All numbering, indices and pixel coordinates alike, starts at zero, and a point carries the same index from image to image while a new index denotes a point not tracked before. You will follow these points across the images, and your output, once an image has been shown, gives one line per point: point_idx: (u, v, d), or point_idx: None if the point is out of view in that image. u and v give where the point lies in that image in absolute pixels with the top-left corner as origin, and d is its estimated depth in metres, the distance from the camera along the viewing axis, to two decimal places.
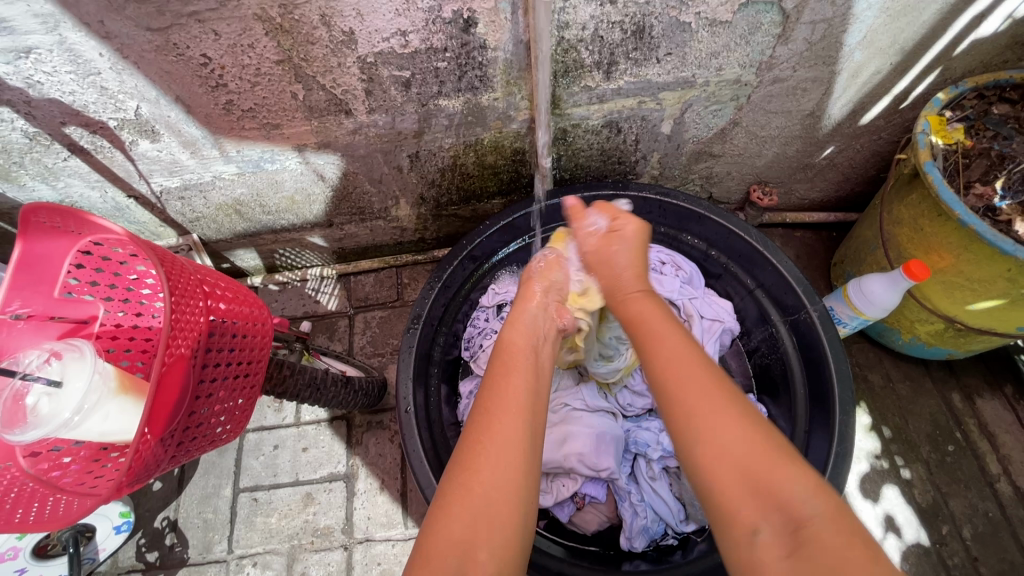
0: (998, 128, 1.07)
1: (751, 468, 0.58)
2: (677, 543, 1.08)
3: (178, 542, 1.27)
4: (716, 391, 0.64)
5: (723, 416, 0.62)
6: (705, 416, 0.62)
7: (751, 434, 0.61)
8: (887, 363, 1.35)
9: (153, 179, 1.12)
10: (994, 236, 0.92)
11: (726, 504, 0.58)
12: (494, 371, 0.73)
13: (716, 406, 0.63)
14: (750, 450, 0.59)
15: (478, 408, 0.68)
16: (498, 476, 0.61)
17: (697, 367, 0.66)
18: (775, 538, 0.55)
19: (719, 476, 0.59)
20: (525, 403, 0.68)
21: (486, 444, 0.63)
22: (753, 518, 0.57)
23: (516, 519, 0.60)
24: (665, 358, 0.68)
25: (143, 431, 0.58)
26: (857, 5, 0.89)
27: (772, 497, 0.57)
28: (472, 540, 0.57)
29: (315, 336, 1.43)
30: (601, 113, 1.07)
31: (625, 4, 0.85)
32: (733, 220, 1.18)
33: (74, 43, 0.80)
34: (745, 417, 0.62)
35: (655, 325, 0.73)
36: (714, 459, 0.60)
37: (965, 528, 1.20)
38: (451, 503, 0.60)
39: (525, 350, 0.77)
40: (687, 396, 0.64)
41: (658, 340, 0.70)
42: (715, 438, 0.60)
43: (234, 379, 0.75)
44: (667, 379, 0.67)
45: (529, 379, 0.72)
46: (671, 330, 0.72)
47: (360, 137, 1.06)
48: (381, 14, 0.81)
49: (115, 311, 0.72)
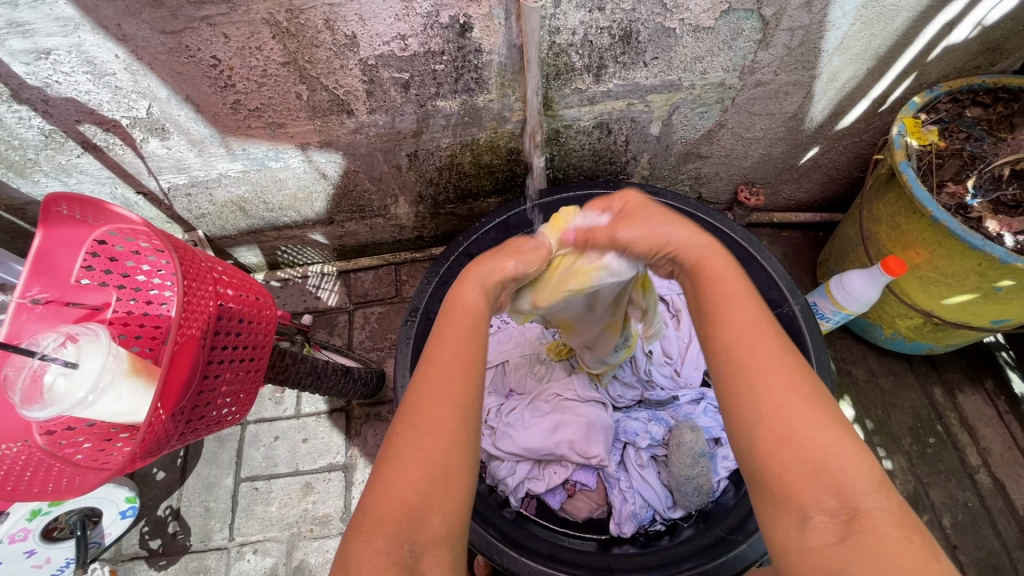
0: (971, 130, 1.12)
1: (815, 456, 0.54)
2: (665, 529, 1.12)
3: (180, 530, 1.31)
4: (788, 374, 0.57)
5: (795, 403, 0.56)
6: (772, 399, 0.56)
7: (820, 422, 0.55)
8: (871, 358, 1.39)
9: (162, 176, 1.16)
10: (964, 232, 0.96)
11: (781, 489, 0.54)
12: (440, 328, 0.68)
13: (786, 390, 0.56)
14: (820, 438, 0.54)
15: (426, 370, 0.63)
16: (448, 438, 0.59)
17: (767, 342, 0.59)
18: (829, 523, 0.52)
19: (775, 462, 0.55)
20: (476, 364, 0.64)
21: (438, 409, 0.60)
22: (806, 501, 0.53)
23: (464, 483, 0.59)
24: (734, 337, 0.60)
25: (156, 406, 0.62)
26: (832, 13, 0.94)
27: (833, 485, 0.53)
28: (422, 503, 0.56)
29: (315, 330, 1.47)
30: (592, 114, 1.12)
31: (613, 10, 0.90)
32: (719, 219, 1.23)
33: (92, 45, 0.85)
34: (818, 403, 0.56)
35: (726, 286, 0.64)
36: (776, 449, 0.55)
37: (945, 517, 1.23)
38: (398, 467, 0.58)
39: (475, 312, 0.70)
40: (753, 379, 0.57)
41: (723, 315, 0.61)
42: (782, 424, 0.55)
43: (240, 363, 0.79)
44: (730, 359, 0.59)
45: (481, 336, 0.67)
46: (743, 302, 0.62)
47: (361, 136, 1.11)
48: (381, 19, 0.86)
49: (127, 299, 0.76)
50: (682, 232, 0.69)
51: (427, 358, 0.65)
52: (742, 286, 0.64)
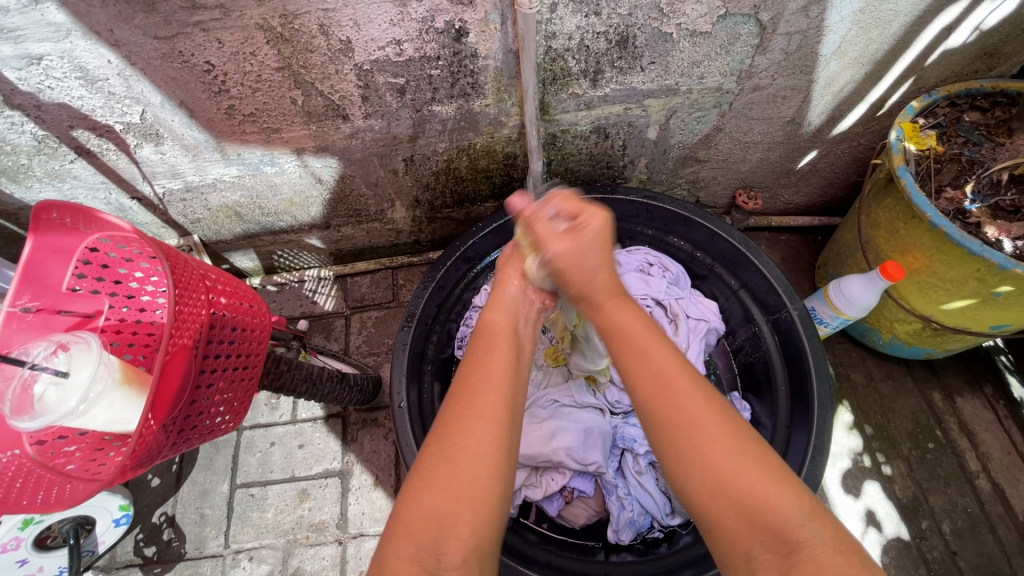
0: (969, 134, 1.12)
1: (745, 495, 0.57)
2: (663, 536, 1.11)
3: (175, 537, 1.30)
4: (709, 413, 0.62)
5: (721, 444, 0.59)
6: (699, 443, 0.60)
7: (746, 459, 0.58)
8: (870, 362, 1.39)
9: (156, 182, 1.15)
10: (963, 237, 0.96)
11: (724, 531, 0.57)
12: (476, 351, 0.71)
13: (711, 432, 0.60)
14: (746, 477, 0.57)
15: (459, 390, 0.66)
16: (478, 452, 0.60)
17: (685, 387, 0.64)
18: (770, 557, 0.55)
19: (714, 505, 0.58)
20: (507, 385, 0.66)
21: (471, 423, 0.62)
22: (747, 541, 0.56)
23: (497, 494, 0.59)
24: (657, 387, 0.65)
25: (147, 416, 0.61)
26: (829, 18, 0.94)
27: (766, 523, 0.56)
28: (452, 517, 0.57)
29: (312, 335, 1.46)
30: (589, 119, 1.11)
31: (610, 15, 0.89)
32: (718, 223, 1.22)
33: (84, 50, 0.84)
34: (739, 440, 0.60)
35: (642, 340, 0.69)
36: (710, 495, 0.58)
37: (945, 523, 1.23)
38: (431, 478, 0.59)
39: (506, 331, 0.75)
40: (679, 421, 0.62)
41: (646, 361, 0.67)
42: (710, 467, 0.58)
43: (233, 370, 0.78)
44: (656, 405, 0.64)
45: (513, 361, 0.70)
46: (656, 348, 0.68)
47: (357, 141, 1.10)
48: (377, 24, 0.86)
49: (119, 306, 0.75)
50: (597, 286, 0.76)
51: (461, 377, 0.68)
52: (650, 331, 0.71)
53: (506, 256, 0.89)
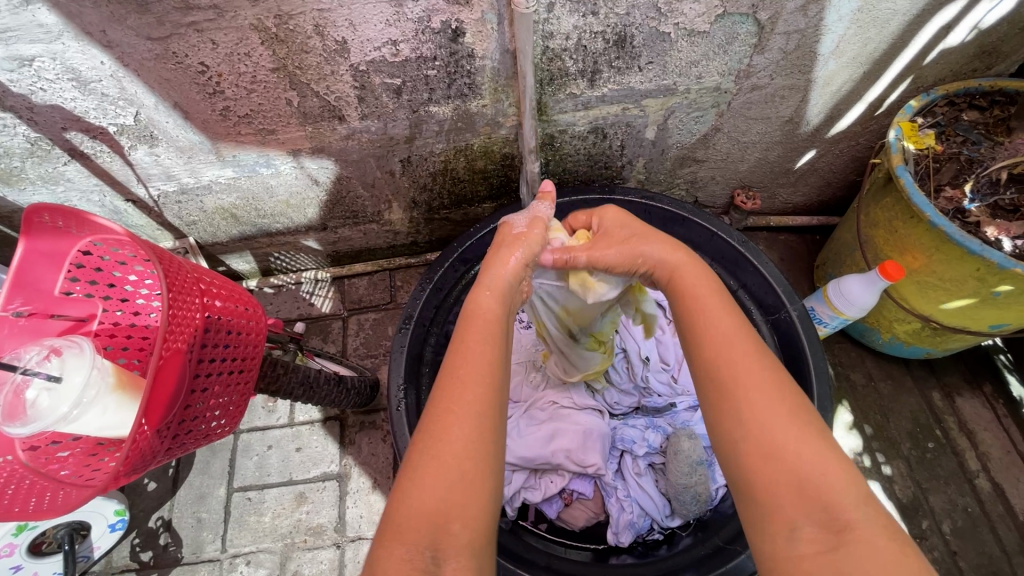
0: (968, 134, 1.12)
1: (801, 465, 0.55)
2: (663, 537, 1.10)
3: (172, 542, 1.29)
4: (772, 383, 0.60)
5: (780, 412, 0.58)
6: (760, 407, 0.58)
7: (805, 433, 0.57)
8: (869, 362, 1.39)
9: (151, 184, 1.14)
10: (962, 237, 0.96)
11: (767, 498, 0.55)
12: (458, 338, 0.67)
13: (772, 399, 0.59)
14: (805, 449, 0.56)
15: (444, 383, 0.64)
16: (466, 448, 0.59)
17: (746, 349, 0.63)
18: (817, 533, 0.52)
19: (764, 469, 0.56)
20: (495, 376, 0.64)
21: (457, 420, 0.60)
22: (793, 511, 0.54)
23: (488, 490, 0.58)
24: (719, 347, 0.63)
25: (140, 422, 0.60)
26: (828, 17, 0.93)
27: (817, 495, 0.54)
28: (446, 511, 0.56)
29: (309, 337, 1.45)
30: (587, 119, 1.10)
31: (607, 14, 0.89)
32: (716, 223, 1.22)
33: (77, 52, 0.84)
34: (797, 412, 0.58)
35: (704, 304, 0.67)
36: (762, 455, 0.56)
37: (945, 523, 1.22)
38: (423, 475, 0.58)
39: (498, 320, 0.70)
40: (736, 380, 0.60)
41: (710, 321, 0.66)
42: (769, 430, 0.57)
43: (228, 375, 0.77)
44: (717, 364, 0.62)
45: (501, 349, 0.67)
46: (725, 310, 0.67)
47: (354, 143, 1.09)
48: (372, 24, 0.85)
49: (114, 310, 0.74)
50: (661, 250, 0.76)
51: (449, 366, 0.65)
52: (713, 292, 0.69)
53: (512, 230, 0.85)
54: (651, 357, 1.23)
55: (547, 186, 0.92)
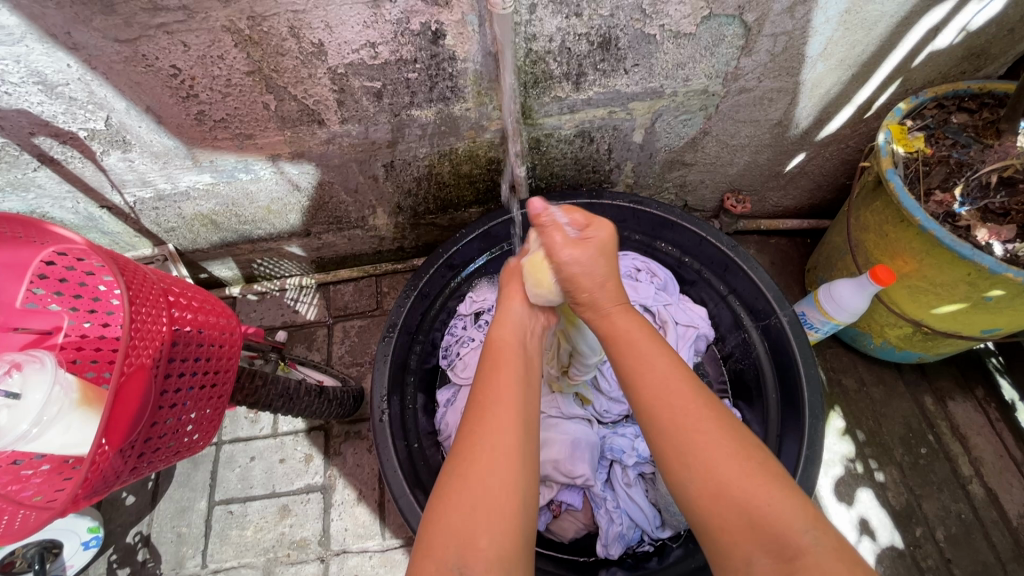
0: (957, 136, 1.10)
1: (747, 500, 0.59)
2: (654, 549, 1.08)
3: (150, 557, 1.25)
4: (713, 421, 0.64)
5: (724, 451, 0.62)
6: (702, 450, 0.62)
7: (748, 466, 0.61)
8: (861, 367, 1.37)
9: (127, 190, 1.11)
10: (953, 241, 0.94)
11: (724, 533, 0.59)
12: (484, 368, 0.73)
13: (713, 440, 0.63)
14: (749, 483, 0.59)
15: (472, 407, 0.69)
16: (491, 468, 0.62)
17: (685, 390, 0.67)
18: (771, 563, 0.55)
19: (716, 509, 0.59)
20: (517, 399, 0.68)
21: (483, 440, 0.64)
22: (747, 545, 0.57)
23: (517, 505, 0.61)
24: (660, 394, 0.67)
25: (100, 442, 0.57)
26: (815, 18, 0.92)
27: (766, 528, 0.57)
28: (473, 530, 0.58)
29: (293, 345, 1.42)
30: (573, 123, 1.09)
31: (591, 16, 0.87)
32: (706, 228, 1.20)
33: (42, 54, 0.81)
34: (740, 446, 0.63)
35: (643, 350, 0.72)
36: (716, 493, 0.60)
37: (939, 530, 1.21)
38: (448, 499, 0.61)
39: (514, 346, 0.77)
40: (679, 421, 0.65)
41: (650, 364, 0.70)
42: (711, 472, 0.61)
43: (200, 389, 0.74)
44: (658, 414, 0.66)
45: (522, 376, 0.72)
46: (663, 355, 0.71)
47: (334, 147, 1.07)
48: (349, 26, 0.83)
49: (80, 322, 0.72)
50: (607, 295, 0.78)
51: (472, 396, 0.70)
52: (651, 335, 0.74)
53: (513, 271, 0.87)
54: None
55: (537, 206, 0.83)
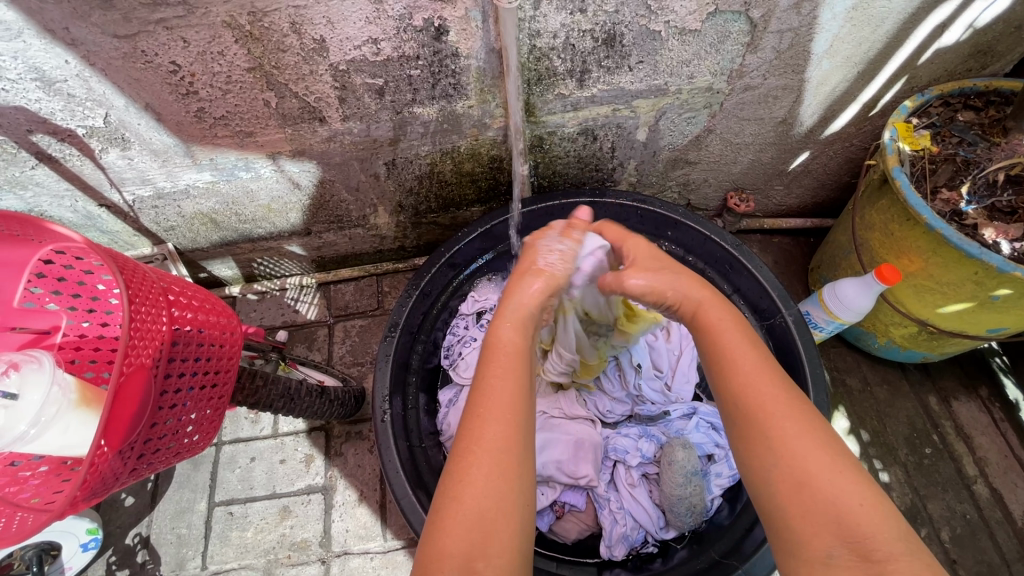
0: (963, 134, 1.10)
1: (832, 495, 0.56)
2: (657, 551, 1.07)
3: (150, 559, 1.24)
4: (797, 412, 0.61)
5: (811, 449, 0.59)
6: (789, 443, 0.59)
7: (831, 461, 0.58)
8: (865, 366, 1.36)
9: (125, 188, 1.10)
10: (960, 240, 0.94)
11: (800, 526, 0.56)
12: (481, 374, 0.69)
13: (800, 434, 0.60)
14: (837, 480, 0.57)
15: (467, 421, 0.66)
16: (488, 489, 0.61)
17: (767, 378, 0.64)
18: (851, 561, 0.53)
19: (793, 499, 0.57)
20: (519, 411, 0.66)
21: (478, 457, 0.63)
22: (825, 540, 0.55)
23: (514, 524, 0.60)
24: (743, 377, 0.64)
25: (99, 443, 0.56)
26: (821, 15, 0.91)
27: (848, 525, 0.55)
28: (472, 552, 0.58)
29: (293, 345, 1.41)
30: (576, 121, 1.08)
31: (595, 12, 0.86)
32: (710, 226, 1.19)
33: (39, 50, 0.80)
34: (825, 442, 0.60)
35: (727, 334, 0.69)
36: (794, 483, 0.58)
37: (943, 531, 1.20)
38: (444, 520, 0.60)
39: (516, 350, 0.72)
40: (762, 404, 0.62)
41: (734, 349, 0.67)
42: (796, 463, 0.58)
43: (200, 389, 0.73)
44: (739, 400, 0.63)
45: (523, 384, 0.68)
46: (745, 343, 0.68)
47: (335, 145, 1.06)
48: (351, 22, 0.82)
49: (79, 322, 0.71)
50: (685, 284, 0.75)
51: (469, 406, 0.67)
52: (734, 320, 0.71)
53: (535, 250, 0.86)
54: (644, 365, 1.20)
55: (584, 214, 0.94)
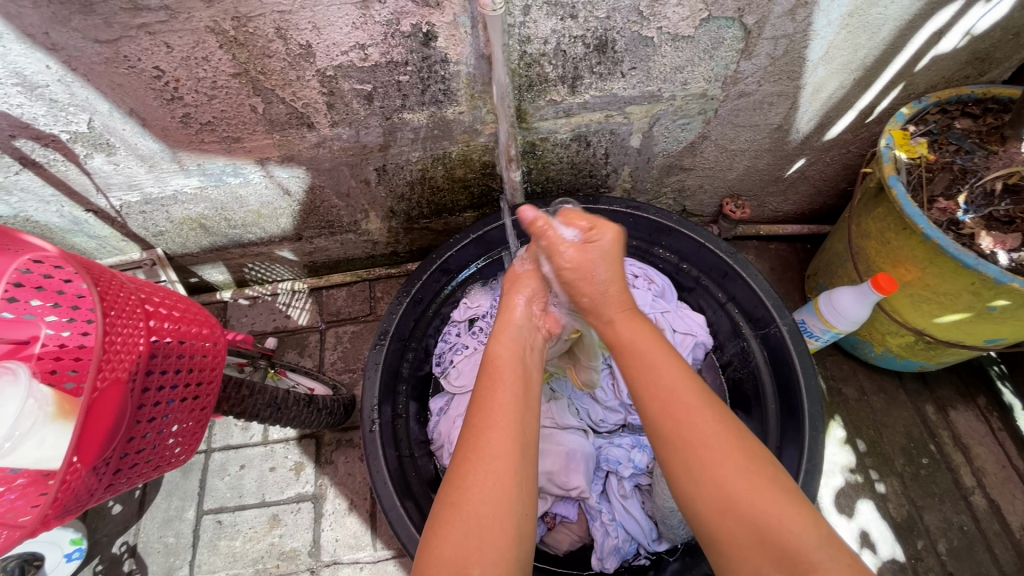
0: (961, 142, 1.09)
1: (758, 510, 0.60)
2: (649, 563, 1.05)
3: (137, 568, 1.22)
4: (718, 430, 0.65)
5: (734, 465, 0.62)
6: (713, 466, 0.63)
7: (753, 476, 0.62)
8: (861, 375, 1.35)
9: (112, 194, 1.09)
10: (957, 250, 0.92)
11: (735, 549, 0.60)
12: (479, 388, 0.71)
13: (726, 453, 0.63)
14: (760, 497, 0.60)
15: (466, 431, 0.67)
16: (484, 493, 0.61)
17: (691, 399, 0.68)
18: None
19: (725, 522, 0.60)
20: (512, 419, 0.67)
21: (475, 465, 0.63)
22: (757, 560, 0.58)
23: (509, 530, 0.60)
24: (668, 404, 0.68)
25: (70, 459, 0.54)
26: (816, 22, 0.90)
27: (776, 541, 0.58)
28: (466, 561, 0.57)
29: (284, 351, 1.39)
30: (569, 127, 1.06)
31: (587, 18, 0.85)
32: (704, 233, 1.18)
33: (20, 55, 0.79)
34: (747, 456, 0.64)
35: (652, 357, 0.72)
36: (725, 506, 0.61)
37: (940, 543, 1.19)
38: (441, 527, 0.60)
39: (512, 362, 0.75)
40: (686, 427, 0.65)
41: (660, 375, 0.70)
42: (721, 483, 0.61)
43: (181, 402, 0.72)
44: (666, 427, 0.66)
45: (518, 393, 0.70)
46: (671, 366, 0.71)
47: (325, 150, 1.04)
48: (338, 27, 0.80)
49: (60, 331, 0.67)
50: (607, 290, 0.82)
51: (468, 417, 0.68)
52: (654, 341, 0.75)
53: (515, 274, 0.90)
54: None
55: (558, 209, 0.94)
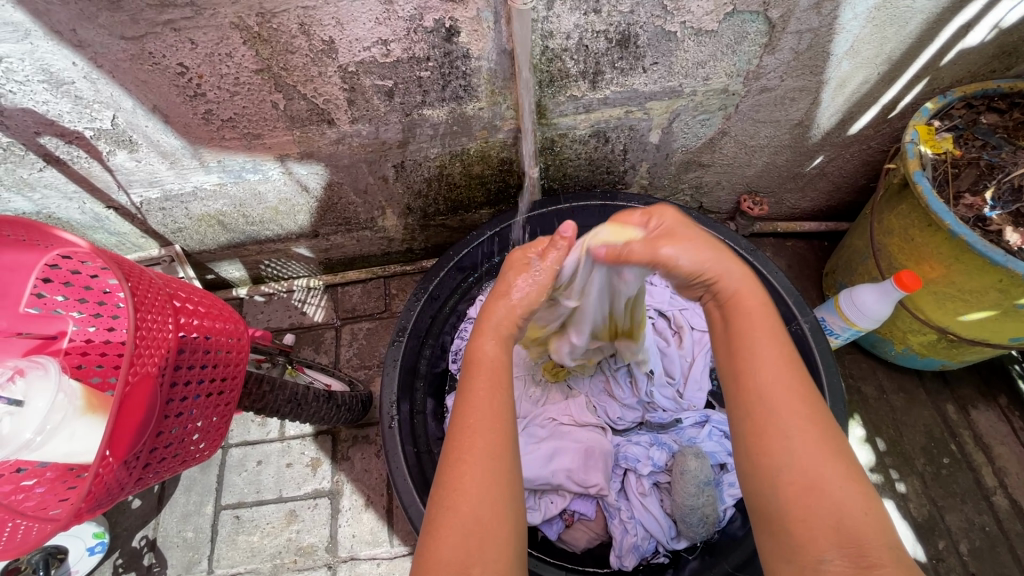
0: (987, 137, 1.08)
1: (833, 496, 0.56)
2: (668, 561, 1.05)
3: (157, 562, 1.23)
4: (802, 406, 0.60)
5: (815, 446, 0.58)
6: (794, 445, 0.58)
7: (836, 463, 0.58)
8: (881, 374, 1.34)
9: (133, 190, 1.09)
10: (985, 246, 0.91)
11: (798, 531, 0.56)
12: (468, 385, 0.68)
13: (809, 434, 0.59)
14: (838, 483, 0.57)
15: (454, 431, 0.64)
16: (480, 494, 0.60)
17: (783, 375, 0.62)
18: (845, 567, 0.53)
19: (796, 503, 0.57)
20: (503, 419, 0.65)
21: (469, 465, 0.61)
22: (822, 544, 0.54)
23: (507, 530, 0.59)
24: (757, 375, 0.62)
25: (103, 453, 0.54)
26: (842, 15, 0.89)
27: (847, 530, 0.54)
28: (468, 561, 0.56)
29: (300, 349, 1.39)
30: (588, 122, 1.06)
31: (610, 13, 0.84)
32: (724, 231, 1.17)
33: (46, 52, 0.79)
34: (831, 444, 0.59)
35: (751, 326, 0.65)
36: (801, 488, 0.57)
37: (962, 543, 1.17)
38: (440, 530, 0.58)
39: (500, 360, 0.71)
40: (770, 401, 0.61)
41: (755, 346, 0.64)
42: (802, 466, 0.57)
43: (207, 397, 0.72)
44: (754, 401, 0.61)
45: (507, 392, 0.68)
46: (767, 339, 0.64)
47: (344, 147, 1.04)
48: (361, 22, 0.80)
49: (86, 326, 0.68)
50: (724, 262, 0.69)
51: (456, 416, 0.66)
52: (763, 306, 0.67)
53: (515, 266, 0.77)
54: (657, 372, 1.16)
55: (569, 232, 0.75)
